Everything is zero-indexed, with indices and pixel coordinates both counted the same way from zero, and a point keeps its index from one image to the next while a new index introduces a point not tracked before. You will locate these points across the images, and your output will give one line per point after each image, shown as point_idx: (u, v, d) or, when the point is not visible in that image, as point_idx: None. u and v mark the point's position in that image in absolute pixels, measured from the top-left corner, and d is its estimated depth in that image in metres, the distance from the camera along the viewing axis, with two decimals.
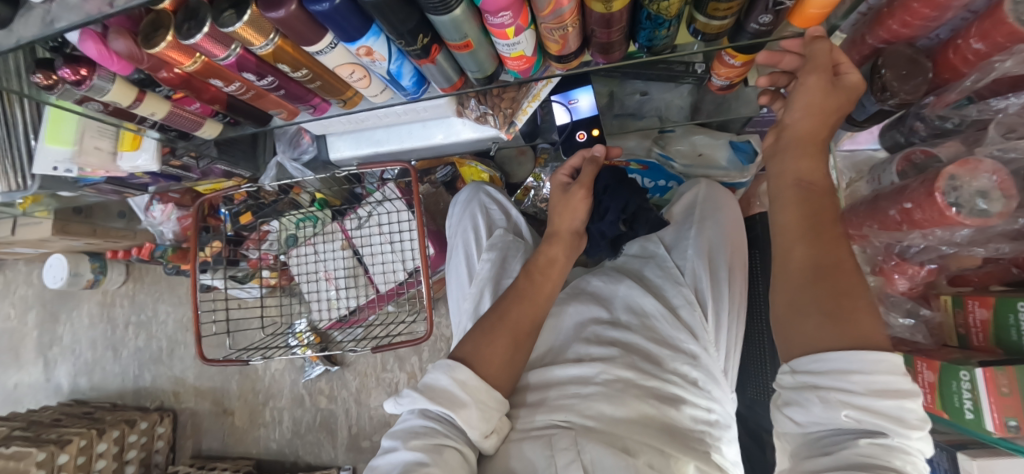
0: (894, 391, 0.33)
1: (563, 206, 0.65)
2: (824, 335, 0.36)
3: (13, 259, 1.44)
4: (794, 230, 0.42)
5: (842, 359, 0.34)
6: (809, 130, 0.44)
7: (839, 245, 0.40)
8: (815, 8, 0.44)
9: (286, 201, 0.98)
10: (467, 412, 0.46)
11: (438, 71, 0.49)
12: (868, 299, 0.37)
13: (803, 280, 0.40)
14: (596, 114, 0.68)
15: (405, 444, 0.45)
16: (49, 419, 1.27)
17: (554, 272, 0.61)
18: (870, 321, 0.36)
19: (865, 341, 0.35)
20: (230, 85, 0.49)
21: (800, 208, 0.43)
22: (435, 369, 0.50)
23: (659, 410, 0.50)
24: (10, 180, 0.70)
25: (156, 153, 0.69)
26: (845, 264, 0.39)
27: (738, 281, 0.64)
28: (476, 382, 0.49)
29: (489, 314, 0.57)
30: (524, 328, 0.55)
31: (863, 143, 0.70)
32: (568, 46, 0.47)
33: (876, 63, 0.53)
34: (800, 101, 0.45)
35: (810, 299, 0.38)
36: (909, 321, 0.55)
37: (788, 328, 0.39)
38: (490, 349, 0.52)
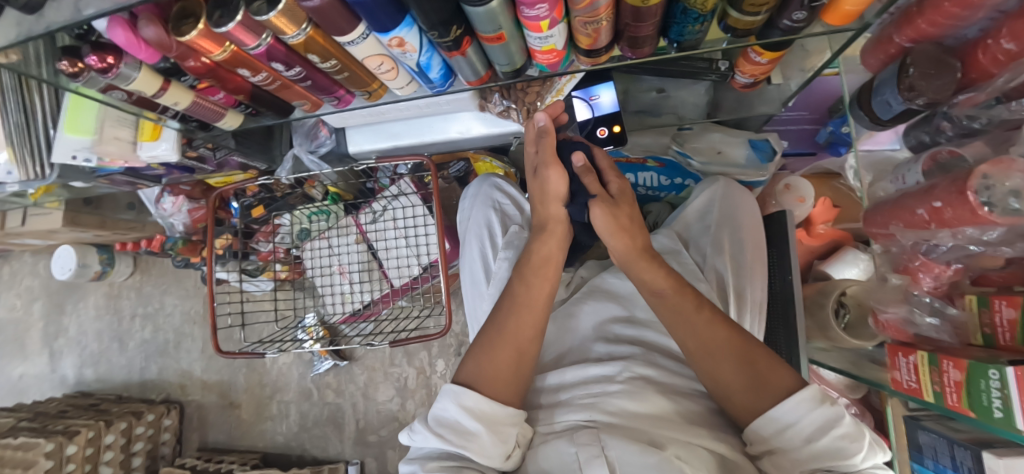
0: (823, 428, 0.41)
1: (543, 193, 0.60)
2: (757, 397, 0.45)
3: (20, 250, 1.44)
4: (686, 338, 0.50)
5: (778, 415, 0.43)
6: (623, 247, 0.56)
7: (718, 326, 0.49)
8: (851, 6, 0.44)
9: (298, 195, 0.97)
10: (480, 440, 0.46)
11: (467, 64, 0.49)
12: (765, 354, 0.47)
13: (723, 367, 0.48)
14: (618, 110, 0.69)
15: (422, 471, 0.46)
16: (56, 409, 1.26)
17: (547, 277, 0.58)
18: (773, 367, 0.46)
19: (785, 389, 0.44)
20: (256, 75, 0.49)
21: (674, 318, 0.52)
22: (442, 396, 0.50)
23: (682, 406, 0.50)
24: (27, 169, 0.70)
25: (176, 144, 0.69)
26: (731, 337, 0.49)
27: (759, 281, 0.64)
28: (483, 406, 0.48)
29: (486, 331, 0.55)
30: (524, 337, 0.53)
31: (883, 143, 0.66)
32: (600, 40, 0.47)
33: (903, 62, 0.54)
34: (605, 230, 0.57)
35: (735, 378, 0.47)
36: (934, 321, 0.55)
37: (734, 402, 0.47)
38: (492, 367, 0.51)
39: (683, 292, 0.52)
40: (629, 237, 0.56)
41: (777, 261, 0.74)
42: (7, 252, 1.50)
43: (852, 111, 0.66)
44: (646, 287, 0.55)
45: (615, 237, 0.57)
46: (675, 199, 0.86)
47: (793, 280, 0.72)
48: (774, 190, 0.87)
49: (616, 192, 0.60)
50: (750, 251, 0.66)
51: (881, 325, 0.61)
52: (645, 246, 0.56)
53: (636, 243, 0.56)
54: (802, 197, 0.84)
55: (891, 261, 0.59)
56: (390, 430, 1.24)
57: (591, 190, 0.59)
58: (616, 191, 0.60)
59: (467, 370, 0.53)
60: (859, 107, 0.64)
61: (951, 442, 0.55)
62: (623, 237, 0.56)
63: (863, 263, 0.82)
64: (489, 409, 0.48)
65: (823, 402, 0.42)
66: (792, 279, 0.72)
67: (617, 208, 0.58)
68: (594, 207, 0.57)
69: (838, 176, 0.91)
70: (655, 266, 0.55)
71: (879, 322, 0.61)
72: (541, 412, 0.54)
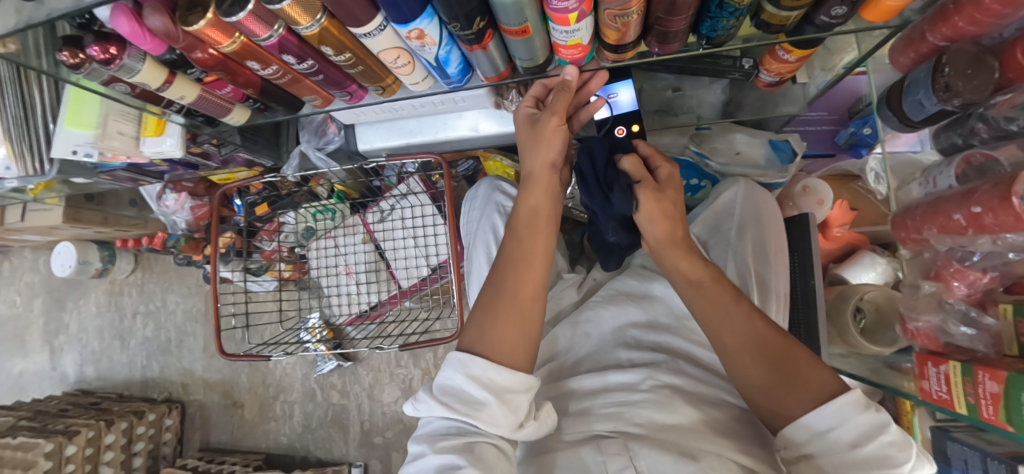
0: (869, 434, 0.40)
1: (534, 142, 0.56)
2: (797, 398, 0.44)
3: (20, 246, 1.42)
4: (723, 332, 0.49)
5: (820, 418, 0.42)
6: (664, 233, 0.54)
7: (757, 322, 0.49)
8: (893, 1, 0.43)
9: (304, 193, 0.94)
10: (488, 409, 0.44)
11: (487, 59, 0.47)
12: (804, 355, 0.46)
13: (760, 363, 0.46)
14: (637, 109, 0.67)
15: (432, 450, 0.44)
16: (56, 408, 1.24)
17: (538, 235, 0.54)
18: (811, 370, 0.45)
19: (826, 391, 0.43)
20: (267, 69, 0.47)
21: (710, 311, 0.51)
22: (448, 365, 0.48)
23: (710, 416, 0.49)
24: (26, 164, 0.68)
25: (181, 139, 0.67)
26: (770, 334, 0.48)
27: (783, 272, 0.64)
28: (491, 374, 0.46)
29: (488, 289, 0.53)
30: (524, 295, 0.51)
31: (902, 146, 0.64)
32: (628, 35, 0.45)
33: (938, 61, 0.50)
34: (645, 217, 0.55)
35: (771, 376, 0.46)
36: (970, 331, 0.52)
37: (769, 402, 0.46)
38: (497, 330, 0.49)
39: (720, 282, 0.52)
40: (670, 224, 0.54)
41: (800, 267, 0.72)
42: (6, 249, 1.48)
43: (880, 111, 0.63)
44: (680, 276, 0.54)
45: (655, 223, 0.55)
46: (690, 200, 0.85)
47: (815, 285, 0.70)
48: (792, 191, 0.84)
49: (665, 177, 0.58)
50: (774, 252, 0.65)
51: (909, 333, 0.59)
52: (683, 237, 0.55)
53: (675, 232, 0.54)
54: (821, 199, 0.82)
55: (922, 267, 0.57)
56: (395, 432, 1.22)
57: (634, 176, 0.56)
58: (664, 176, 0.58)
59: (470, 335, 0.51)
60: (888, 108, 0.61)
61: (984, 455, 0.53)
62: (663, 222, 0.54)
63: (882, 267, 0.80)
64: (496, 377, 0.46)
65: (868, 408, 0.41)
66: (813, 284, 0.71)
67: (662, 194, 0.55)
68: (637, 192, 0.55)
69: (857, 178, 0.89)
70: (693, 257, 0.53)
71: (907, 330, 0.59)
72: (569, 419, 0.52)
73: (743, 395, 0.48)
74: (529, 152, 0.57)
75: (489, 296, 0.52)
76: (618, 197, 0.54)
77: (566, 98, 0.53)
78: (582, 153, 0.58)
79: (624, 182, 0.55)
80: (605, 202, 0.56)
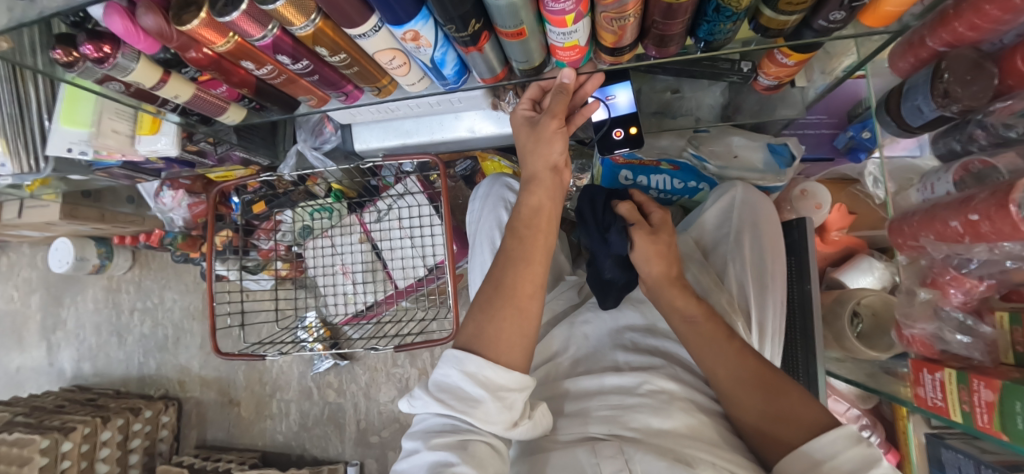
0: (859, 468, 0.38)
1: (533, 143, 0.56)
2: (790, 432, 0.44)
3: (17, 241, 1.42)
4: (716, 368, 0.49)
5: (809, 451, 0.41)
6: (659, 271, 0.56)
7: (748, 357, 0.49)
8: (892, 6, 0.42)
9: (301, 192, 0.94)
10: (484, 407, 0.44)
11: (483, 60, 0.46)
12: (796, 389, 0.46)
13: (750, 396, 0.47)
14: (634, 111, 0.66)
15: (426, 446, 0.44)
16: (52, 404, 1.24)
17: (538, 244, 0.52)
18: (803, 403, 0.45)
19: (818, 425, 0.43)
20: (261, 69, 0.46)
21: (702, 347, 0.51)
22: (444, 362, 0.47)
23: (705, 422, 0.49)
24: (21, 162, 0.68)
25: (176, 138, 0.66)
26: (762, 369, 0.48)
27: (780, 300, 0.63)
28: (487, 373, 0.45)
29: (486, 284, 0.52)
30: (522, 292, 0.49)
31: (901, 150, 0.63)
32: (625, 38, 0.44)
33: (937, 66, 0.50)
34: (641, 255, 0.57)
35: (762, 410, 0.46)
36: (965, 338, 0.52)
37: (762, 436, 0.46)
38: (495, 327, 0.47)
39: (715, 321, 0.52)
40: (665, 264, 0.56)
41: (797, 272, 0.72)
42: (4, 244, 1.48)
43: (878, 116, 0.63)
44: (677, 313, 0.53)
45: (652, 262, 0.56)
46: (688, 202, 0.84)
47: (811, 289, 0.70)
48: (790, 194, 0.84)
49: (658, 221, 0.60)
50: (772, 259, 0.65)
51: (905, 339, 0.59)
52: (678, 276, 0.56)
53: (670, 271, 0.56)
54: (819, 203, 0.82)
55: (917, 274, 0.56)
56: (391, 431, 1.22)
57: (628, 218, 0.59)
58: (658, 219, 0.60)
59: (466, 330, 0.50)
60: (886, 113, 0.61)
61: (977, 462, 0.53)
62: (659, 262, 0.56)
63: (879, 271, 0.80)
64: (493, 375, 0.45)
65: (860, 442, 0.40)
66: (810, 288, 0.71)
67: (656, 236, 0.58)
68: (632, 234, 0.58)
69: (856, 182, 0.88)
70: (688, 294, 0.53)
71: (903, 337, 0.59)
72: (567, 419, 0.51)
73: (741, 428, 0.49)
74: (530, 149, 0.56)
75: (484, 298, 0.52)
76: (615, 238, 0.58)
77: (565, 101, 0.53)
78: (584, 198, 0.63)
79: (620, 224, 0.58)
80: (603, 242, 0.60)
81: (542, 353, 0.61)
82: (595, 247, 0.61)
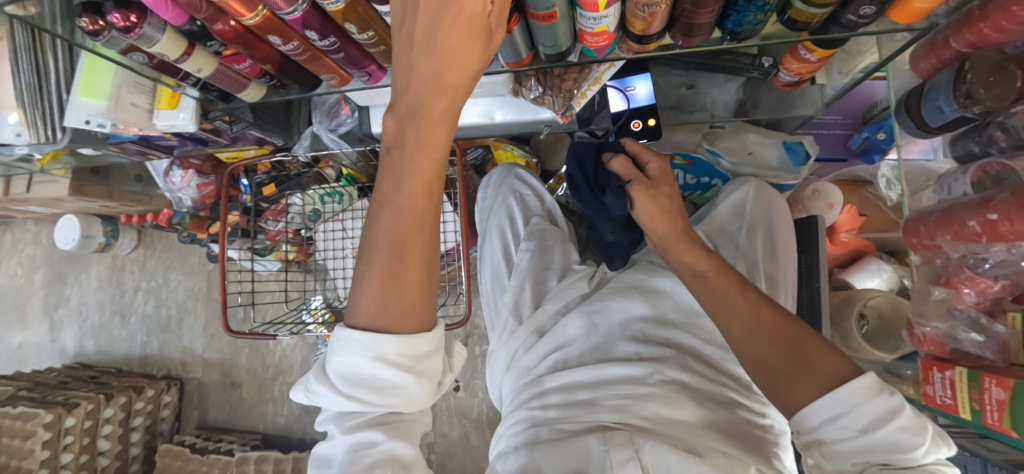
0: (880, 419, 0.39)
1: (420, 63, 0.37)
2: (807, 386, 0.42)
3: (22, 217, 1.41)
4: (731, 324, 0.48)
5: (829, 405, 0.40)
6: (664, 228, 0.55)
7: (763, 310, 0.47)
8: (922, 3, 0.43)
9: (312, 175, 0.94)
10: (405, 388, 0.42)
11: (509, 43, 0.46)
12: (814, 340, 0.44)
13: (766, 348, 0.45)
14: (653, 103, 0.67)
15: (341, 431, 0.43)
16: (54, 380, 1.25)
17: (422, 186, 0.38)
18: (825, 356, 0.43)
19: (837, 377, 0.41)
20: (287, 44, 0.46)
21: (716, 302, 0.50)
22: (343, 349, 0.40)
23: (717, 415, 0.49)
24: (38, 132, 0.68)
25: (194, 113, 0.67)
26: (778, 323, 0.46)
27: (791, 263, 0.66)
28: (401, 357, 0.40)
29: (377, 252, 0.40)
30: (416, 253, 0.40)
31: (914, 153, 0.63)
32: (654, 26, 0.44)
33: (961, 67, 0.50)
34: (644, 214, 0.56)
35: (778, 363, 0.44)
36: (978, 337, 0.51)
37: (776, 388, 0.44)
38: (403, 303, 0.40)
39: (726, 274, 0.51)
40: (669, 219, 0.56)
41: (807, 269, 0.73)
42: (9, 220, 1.48)
43: (898, 116, 0.62)
44: (686, 269, 0.54)
45: (655, 219, 0.56)
46: (699, 199, 0.84)
47: (821, 287, 0.71)
48: (802, 194, 0.84)
49: (656, 173, 0.59)
50: (783, 252, 0.66)
51: (916, 338, 0.59)
52: (685, 230, 0.56)
53: (676, 226, 0.55)
54: (831, 203, 0.82)
55: (932, 274, 0.56)
56: None
57: (625, 176, 0.58)
58: (655, 171, 0.59)
59: (364, 310, 0.41)
60: (904, 113, 0.61)
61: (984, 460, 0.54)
62: (662, 219, 0.56)
63: (887, 274, 0.80)
64: (409, 350, 0.41)
65: (882, 392, 0.39)
66: (819, 286, 0.72)
67: (656, 190, 0.57)
68: (631, 191, 0.57)
69: (867, 184, 0.87)
70: (696, 249, 0.54)
71: (914, 336, 0.59)
72: (556, 411, 0.54)
73: (755, 383, 0.47)
74: (421, 51, 0.35)
75: None
76: (612, 200, 0.59)
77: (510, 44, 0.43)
78: (573, 160, 0.64)
79: (615, 184, 0.58)
80: (600, 206, 0.62)
81: (553, 341, 0.61)
82: (592, 212, 0.63)
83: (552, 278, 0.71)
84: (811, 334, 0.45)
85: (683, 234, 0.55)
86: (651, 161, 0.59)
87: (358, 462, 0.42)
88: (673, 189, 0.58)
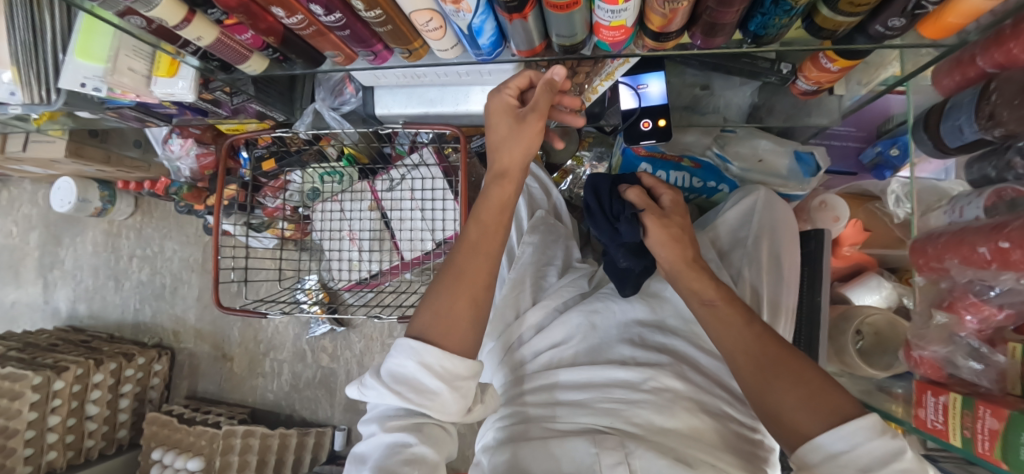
0: (881, 460, 0.37)
1: (510, 136, 0.52)
2: (809, 420, 0.41)
3: (18, 175, 1.40)
4: (735, 352, 0.48)
5: (832, 439, 0.39)
6: (672, 256, 0.56)
7: (768, 342, 0.47)
8: (955, 19, 0.41)
9: (312, 152, 0.92)
10: (441, 398, 0.44)
11: (523, 31, 0.44)
12: (817, 374, 0.43)
13: (770, 379, 0.44)
14: (666, 103, 0.65)
15: (382, 429, 0.45)
16: (46, 342, 1.24)
17: (488, 225, 0.52)
18: (832, 390, 0.42)
19: (839, 413, 0.40)
20: (291, 17, 0.44)
21: (722, 331, 0.50)
22: (398, 352, 0.46)
23: (709, 425, 0.49)
24: (32, 92, 0.66)
25: (193, 83, 0.64)
26: (782, 354, 0.46)
27: (794, 288, 0.65)
28: (444, 367, 0.44)
29: (449, 268, 0.50)
30: (469, 279, 0.49)
31: (924, 173, 0.62)
32: (673, 24, 0.43)
33: (985, 87, 0.47)
34: (657, 242, 0.57)
35: (783, 394, 0.43)
36: (977, 365, 0.50)
37: (780, 420, 0.43)
38: (453, 314, 0.47)
39: (733, 303, 0.51)
40: (680, 247, 0.56)
41: (808, 281, 0.72)
42: (6, 177, 1.47)
43: (915, 132, 0.60)
44: (694, 295, 0.54)
45: (665, 247, 0.56)
46: (704, 202, 0.82)
47: (821, 301, 0.70)
48: (809, 204, 0.84)
49: (668, 204, 0.61)
50: (788, 267, 0.65)
51: (912, 359, 0.58)
52: (694, 258, 0.56)
53: (687, 254, 0.56)
54: (838, 216, 0.80)
55: (936, 297, 0.55)
56: None
57: (636, 205, 0.59)
58: (669, 202, 0.61)
59: (422, 319, 0.48)
60: (922, 131, 0.59)
61: None
62: (673, 246, 0.56)
63: (886, 291, 0.78)
64: (449, 365, 0.44)
65: (885, 433, 0.38)
66: (820, 299, 0.71)
67: (668, 220, 0.58)
68: (643, 219, 0.58)
69: (875, 199, 0.84)
70: (705, 277, 0.54)
71: (910, 357, 0.58)
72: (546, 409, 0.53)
73: (757, 413, 0.46)
74: (501, 147, 0.53)
75: (456, 286, 0.48)
76: (625, 227, 0.59)
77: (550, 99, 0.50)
78: (588, 187, 0.64)
79: (629, 212, 0.59)
80: (613, 232, 0.62)
81: (548, 338, 0.60)
82: (606, 239, 0.63)
83: (552, 275, 0.70)
84: (818, 369, 0.44)
85: (697, 262, 0.55)
86: (663, 191, 0.63)
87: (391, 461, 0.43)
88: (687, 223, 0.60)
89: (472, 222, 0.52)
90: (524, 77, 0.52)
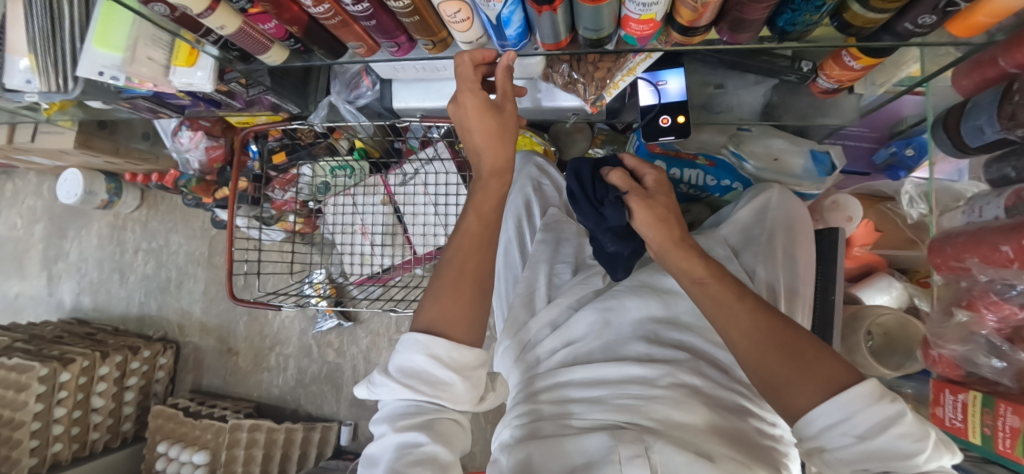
0: (879, 426, 0.38)
1: (494, 130, 0.49)
2: (808, 393, 0.40)
3: (24, 167, 1.39)
4: (731, 329, 0.46)
5: (830, 411, 0.39)
6: (659, 238, 0.53)
7: (763, 316, 0.45)
8: (984, 17, 0.41)
9: (324, 146, 0.92)
10: (454, 389, 0.44)
11: (551, 24, 0.44)
12: (813, 346, 0.43)
13: (769, 355, 0.43)
14: (685, 99, 0.65)
15: (392, 428, 0.43)
16: (51, 334, 1.24)
17: (481, 219, 0.50)
18: (826, 361, 0.42)
19: (837, 384, 0.40)
20: (318, 7, 0.44)
21: (716, 309, 0.48)
22: (405, 347, 0.45)
23: (727, 421, 0.49)
24: (49, 80, 0.66)
25: (212, 73, 0.64)
26: (778, 329, 0.44)
27: (809, 279, 0.67)
28: (452, 357, 0.44)
29: (445, 269, 0.48)
30: (469, 273, 0.48)
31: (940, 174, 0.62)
32: (703, 19, 0.43)
33: (1008, 87, 0.47)
34: (642, 222, 0.54)
35: (782, 370, 0.42)
36: (998, 364, 0.50)
37: (779, 394, 0.42)
38: (456, 308, 0.46)
39: (724, 280, 0.49)
40: (666, 227, 0.53)
41: (822, 281, 0.72)
42: (11, 169, 1.46)
43: (933, 132, 0.61)
44: (684, 275, 0.51)
45: (653, 228, 0.53)
46: (716, 201, 0.83)
47: (834, 300, 0.70)
48: (821, 204, 0.83)
49: (652, 184, 0.58)
50: (803, 262, 0.67)
51: (930, 358, 0.58)
52: (682, 237, 0.53)
53: (673, 234, 0.53)
54: (850, 216, 0.80)
55: (954, 296, 0.55)
56: None
57: (620, 187, 0.56)
58: (652, 183, 0.58)
59: (426, 313, 0.46)
60: (941, 131, 0.59)
61: None
62: (659, 227, 0.53)
63: (897, 291, 0.78)
64: (459, 356, 0.44)
65: (882, 398, 0.38)
66: (834, 298, 0.71)
67: (652, 200, 0.55)
68: (629, 201, 0.55)
69: (888, 199, 0.84)
70: (693, 255, 0.51)
71: (928, 355, 0.58)
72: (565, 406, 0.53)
73: (754, 387, 0.45)
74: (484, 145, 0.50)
75: (456, 280, 0.47)
76: (610, 212, 0.57)
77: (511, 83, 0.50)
78: (570, 173, 0.62)
79: (612, 195, 0.57)
80: (598, 217, 0.60)
81: (565, 335, 0.60)
82: (591, 224, 0.61)
83: (565, 271, 0.70)
84: (813, 341, 0.44)
85: (684, 241, 0.53)
86: (646, 171, 0.60)
87: (403, 460, 0.41)
88: (671, 200, 0.57)
89: (471, 213, 0.50)
90: (466, 64, 0.49)
